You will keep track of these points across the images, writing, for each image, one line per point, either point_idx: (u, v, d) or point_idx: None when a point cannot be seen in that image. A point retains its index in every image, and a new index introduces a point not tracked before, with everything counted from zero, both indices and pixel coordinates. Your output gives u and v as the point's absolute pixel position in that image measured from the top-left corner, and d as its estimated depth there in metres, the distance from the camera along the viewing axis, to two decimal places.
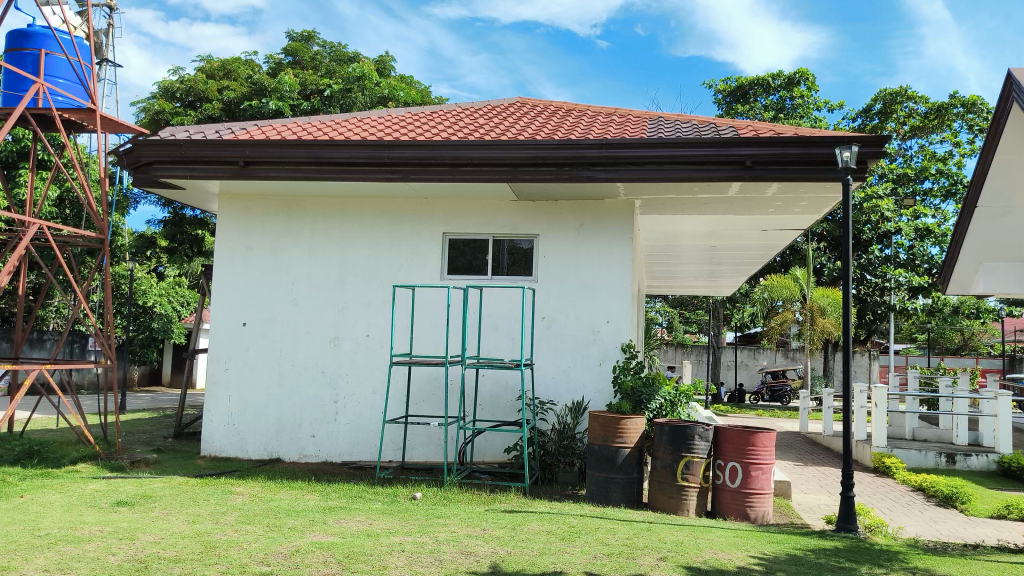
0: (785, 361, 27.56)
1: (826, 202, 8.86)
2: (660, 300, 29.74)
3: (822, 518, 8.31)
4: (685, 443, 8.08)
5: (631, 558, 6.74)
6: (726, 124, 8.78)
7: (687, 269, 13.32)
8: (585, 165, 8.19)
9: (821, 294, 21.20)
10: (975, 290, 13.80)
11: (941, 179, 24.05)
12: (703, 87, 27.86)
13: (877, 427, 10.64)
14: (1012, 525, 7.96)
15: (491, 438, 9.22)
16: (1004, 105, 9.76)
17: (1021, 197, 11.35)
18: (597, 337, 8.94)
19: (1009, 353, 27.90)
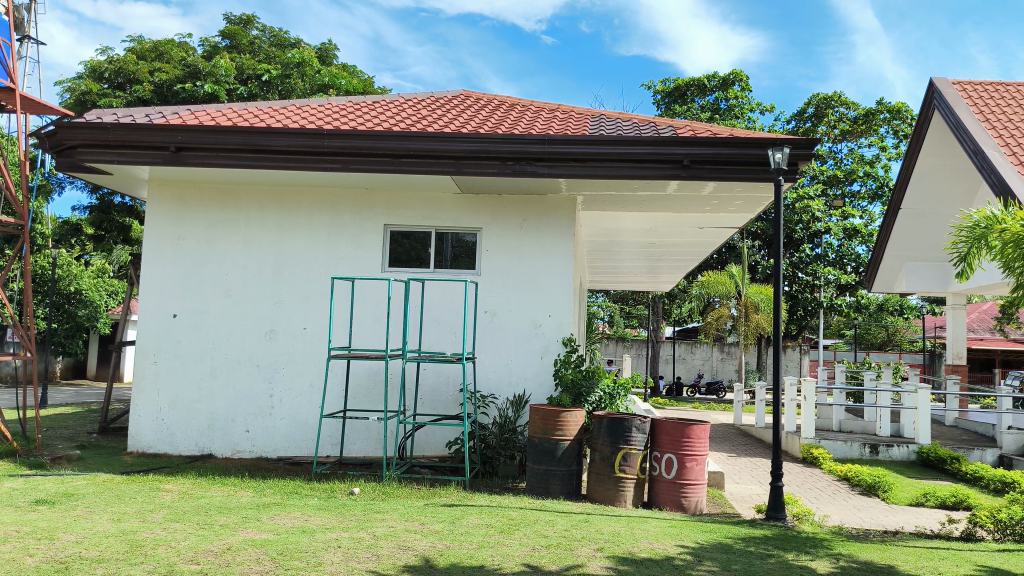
0: (720, 356, 28.23)
1: (760, 202, 9.12)
2: (600, 294, 30.18)
3: (752, 507, 8.56)
4: (624, 435, 8.21)
5: (569, 549, 6.81)
6: (666, 123, 8.93)
7: (626, 263, 13.52)
8: (529, 160, 8.21)
9: (755, 290, 21.81)
10: (897, 289, 14.41)
11: (868, 182, 25.03)
12: (643, 88, 28.36)
13: (806, 420, 11.02)
14: (929, 512, 8.38)
15: (432, 432, 9.18)
16: (926, 112, 10.92)
17: (944, 198, 12.03)
18: (538, 331, 8.98)
19: (928, 349, 29.36)
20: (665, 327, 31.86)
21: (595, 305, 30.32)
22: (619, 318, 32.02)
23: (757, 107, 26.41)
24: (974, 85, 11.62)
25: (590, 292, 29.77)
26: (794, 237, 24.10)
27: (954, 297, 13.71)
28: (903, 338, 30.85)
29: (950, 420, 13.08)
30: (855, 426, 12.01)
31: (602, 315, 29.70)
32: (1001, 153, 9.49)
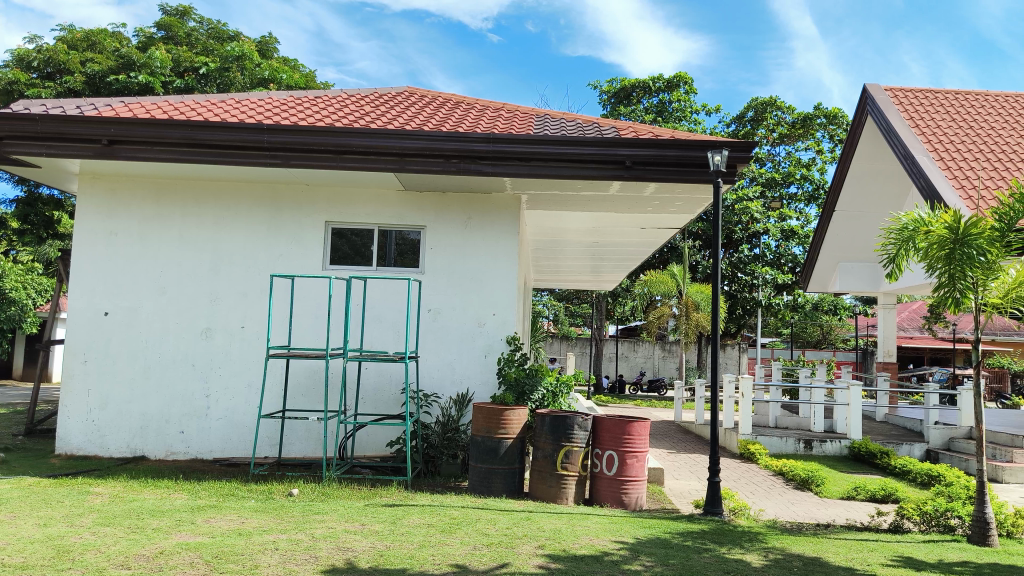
0: (662, 354, 28.78)
1: (700, 203, 9.29)
2: (547, 293, 30.36)
3: (691, 503, 8.71)
4: (566, 433, 8.26)
5: (510, 547, 6.83)
6: (609, 124, 9.02)
7: (570, 263, 13.62)
8: (473, 158, 8.18)
9: (696, 289, 22.09)
10: (832, 289, 14.79)
11: (805, 184, 25.68)
12: (591, 88, 28.65)
13: (744, 416, 11.26)
14: (860, 505, 8.63)
15: (374, 432, 9.11)
16: (860, 118, 11.35)
17: (875, 201, 12.44)
18: (482, 329, 8.98)
19: (862, 347, 30.28)
20: (611, 326, 32.23)
21: (540, 304, 30.45)
22: (565, 317, 32.26)
23: (701, 109, 26.88)
24: (906, 92, 12.00)
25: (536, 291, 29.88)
26: (734, 237, 24.55)
27: (885, 296, 14.07)
28: (838, 337, 31.71)
29: (881, 416, 13.50)
30: (791, 423, 12.32)
31: (548, 314, 29.87)
32: (929, 158, 9.85)
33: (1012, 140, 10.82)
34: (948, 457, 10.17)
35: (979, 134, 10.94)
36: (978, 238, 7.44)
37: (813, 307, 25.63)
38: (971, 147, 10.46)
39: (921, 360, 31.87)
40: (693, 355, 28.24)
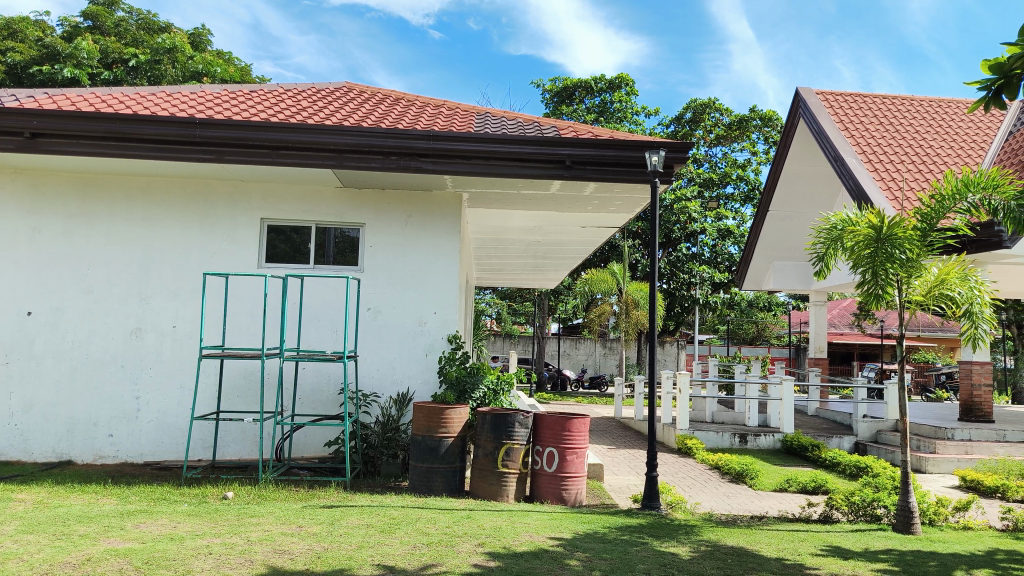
0: (603, 351, 29.41)
1: (638, 202, 9.43)
2: (489, 291, 30.56)
3: (630, 498, 8.84)
4: (506, 431, 8.28)
5: (450, 546, 6.82)
6: (550, 123, 9.07)
7: (513, 262, 13.68)
8: (413, 156, 8.12)
9: (636, 287, 22.30)
10: (766, 287, 15.13)
11: (740, 185, 26.29)
12: (533, 86, 28.76)
13: (681, 412, 11.51)
14: (792, 497, 8.89)
15: (312, 432, 8.99)
16: (793, 121, 11.82)
17: (806, 202, 12.89)
18: (423, 328, 8.93)
19: (795, 344, 31.26)
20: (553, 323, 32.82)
21: (482, 302, 30.55)
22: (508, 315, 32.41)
23: (641, 110, 27.29)
24: (836, 96, 12.39)
25: (479, 289, 29.85)
26: (672, 237, 25.16)
27: (816, 293, 14.37)
28: (773, 334, 32.66)
29: (813, 410, 13.93)
30: (726, 418, 12.63)
31: (491, 312, 29.85)
32: (858, 160, 10.22)
33: (935, 143, 11.30)
34: (875, 449, 10.57)
35: (904, 137, 11.38)
36: (901, 238, 7.74)
37: (750, 305, 26.33)
38: (895, 148, 10.91)
39: (850, 356, 33.09)
40: (633, 353, 28.82)
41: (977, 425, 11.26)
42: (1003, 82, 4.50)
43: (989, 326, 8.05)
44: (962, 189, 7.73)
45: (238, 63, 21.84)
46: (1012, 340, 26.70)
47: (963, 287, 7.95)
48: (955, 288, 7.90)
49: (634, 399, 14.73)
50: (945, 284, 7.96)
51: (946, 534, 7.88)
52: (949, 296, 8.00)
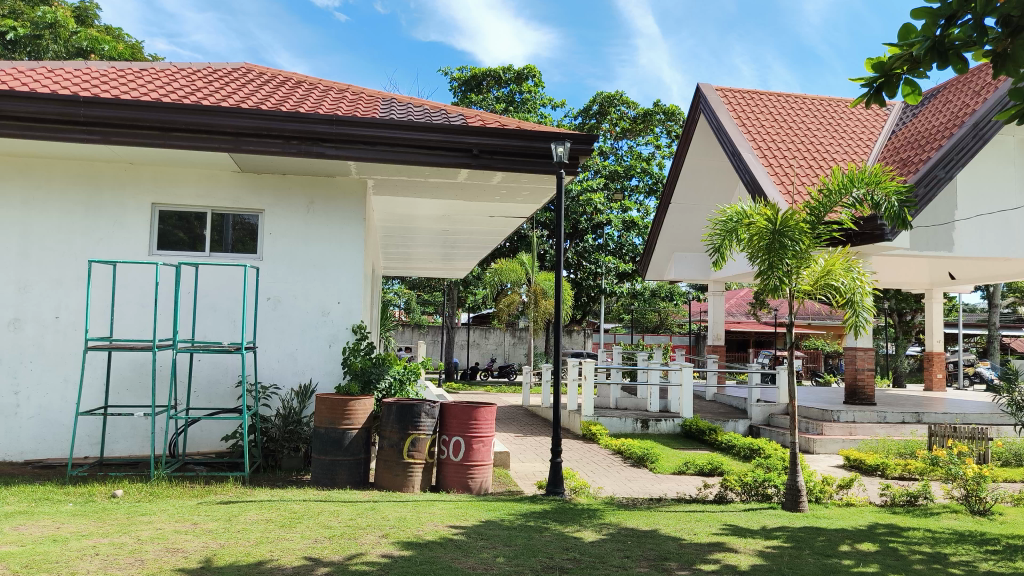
0: (512, 340, 29.85)
1: (545, 192, 9.51)
2: (399, 281, 30.43)
3: (534, 484, 8.96)
4: (412, 421, 8.19)
5: (353, 538, 6.73)
6: (457, 111, 9.01)
7: (420, 251, 13.58)
8: (315, 141, 7.91)
9: (544, 278, 22.83)
10: (667, 277, 15.60)
11: (645, 178, 26.70)
12: (440, 74, 28.59)
13: (586, 399, 11.76)
14: (690, 479, 9.22)
15: (209, 427, 8.70)
16: (694, 115, 12.31)
17: (706, 194, 13.44)
18: (327, 318, 8.75)
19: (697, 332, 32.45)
20: (462, 313, 33.08)
21: (391, 292, 30.37)
22: (416, 305, 32.18)
23: (549, 102, 27.57)
24: (735, 92, 12.86)
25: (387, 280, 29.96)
26: (579, 227, 25.60)
27: (714, 284, 15.03)
28: (674, 322, 33.75)
29: (710, 395, 14.54)
30: (630, 404, 12.99)
31: (400, 302, 29.55)
32: (754, 154, 10.74)
33: (824, 140, 11.93)
34: (769, 432, 11.09)
35: (796, 133, 11.94)
36: (792, 230, 8.10)
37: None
38: (786, 143, 11.47)
39: (746, 343, 34.71)
40: (540, 342, 29.35)
41: (860, 407, 11.97)
42: (883, 80, 5.06)
43: (869, 314, 8.48)
44: (847, 185, 8.15)
45: (129, 39, 20.86)
46: (891, 327, 28.63)
47: (847, 278, 8.34)
48: (839, 279, 8.30)
49: (541, 388, 14.89)
50: (830, 274, 8.35)
51: (831, 511, 8.35)
52: (833, 286, 8.38)
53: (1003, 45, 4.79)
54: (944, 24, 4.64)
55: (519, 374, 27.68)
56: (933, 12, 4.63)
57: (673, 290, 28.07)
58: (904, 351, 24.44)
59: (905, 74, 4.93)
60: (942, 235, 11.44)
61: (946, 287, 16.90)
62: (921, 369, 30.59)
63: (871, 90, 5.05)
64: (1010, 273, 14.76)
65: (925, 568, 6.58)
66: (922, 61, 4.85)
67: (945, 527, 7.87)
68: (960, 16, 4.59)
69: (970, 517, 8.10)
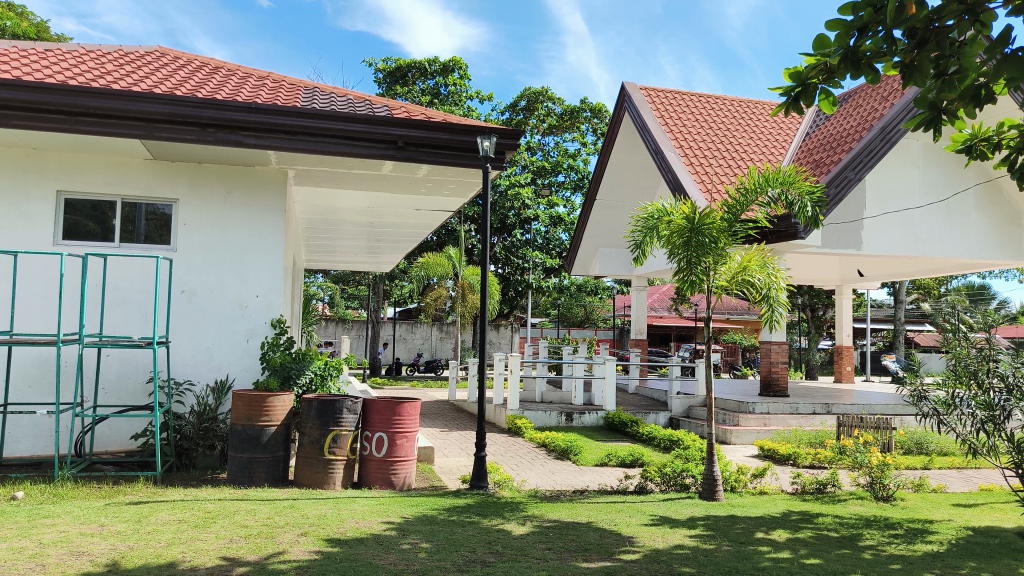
0: (439, 335, 30.04)
1: (471, 186, 9.48)
2: (322, 274, 29.96)
3: (458, 479, 8.95)
4: (333, 417, 7.99)
5: (270, 537, 6.56)
6: (382, 103, 8.88)
7: (345, 243, 13.38)
8: (233, 129, 7.66)
9: (470, 271, 22.78)
10: (592, 272, 15.84)
11: (571, 174, 27.04)
12: (365, 65, 28.18)
13: (511, 392, 11.83)
14: (612, 471, 9.37)
15: (118, 425, 8.35)
16: (619, 113, 12.53)
17: (630, 190, 13.72)
18: (244, 312, 8.51)
19: (622, 326, 33.08)
20: (388, 308, 32.94)
21: (314, 286, 29.93)
22: (342, 300, 31.78)
23: (475, 95, 27.49)
24: (659, 92, 13.15)
25: (310, 274, 29.50)
26: (507, 222, 25.68)
27: (637, 279, 15.35)
28: (600, 317, 34.29)
29: (633, 388, 14.87)
30: (555, 397, 13.13)
31: (323, 297, 29.17)
32: (676, 153, 11.01)
33: (743, 140, 12.31)
34: (688, 424, 11.38)
35: (717, 133, 12.29)
36: (709, 227, 8.32)
37: (578, 289, 27.52)
38: (706, 142, 11.80)
39: (668, 337, 35.63)
40: (467, 336, 29.42)
41: (774, 399, 12.43)
42: (800, 88, 5.26)
43: (783, 309, 8.77)
44: (762, 184, 8.41)
45: (33, 16, 19.82)
46: (805, 322, 29.82)
47: (762, 273, 8.60)
48: (754, 275, 8.55)
49: (467, 382, 14.89)
50: (746, 270, 8.61)
51: (745, 499, 8.62)
52: (749, 281, 8.65)
53: (908, 55, 5.07)
54: (857, 35, 4.83)
55: (445, 368, 27.62)
56: (847, 24, 4.83)
57: (598, 284, 28.44)
58: (816, 344, 25.48)
59: (821, 84, 5.15)
60: (852, 233, 11.97)
61: (856, 284, 17.66)
62: (831, 362, 32.02)
63: (790, 99, 5.24)
64: (914, 271, 15.59)
65: (833, 552, 6.86)
66: (836, 71, 5.08)
67: (851, 513, 8.23)
68: (871, 30, 4.79)
69: (875, 503, 8.50)
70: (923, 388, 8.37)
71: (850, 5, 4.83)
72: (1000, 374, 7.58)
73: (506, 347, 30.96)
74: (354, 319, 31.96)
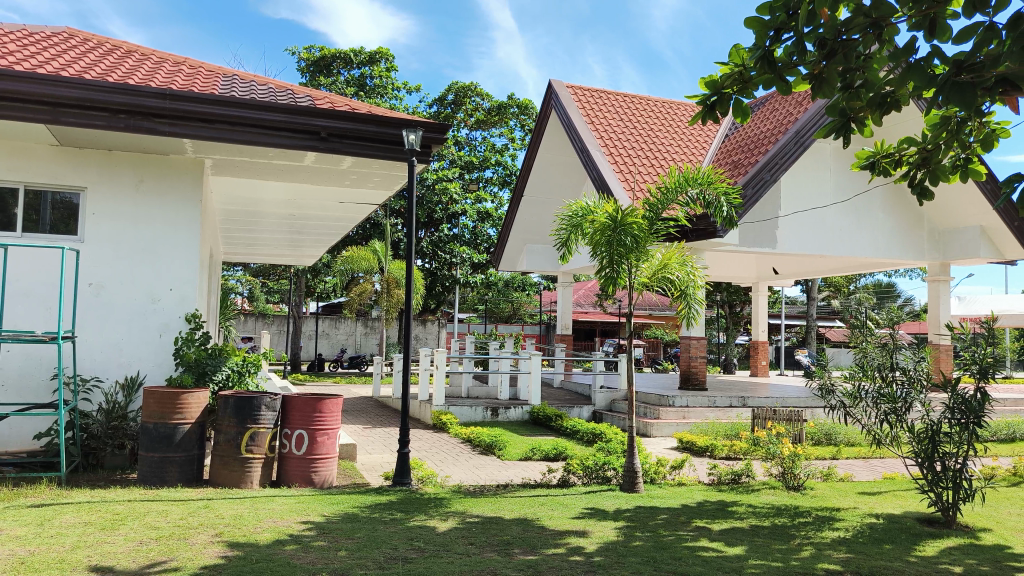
0: (363, 330, 29.88)
1: (397, 179, 9.38)
2: (242, 268, 29.24)
3: (381, 475, 8.88)
4: (251, 415, 7.78)
5: (183, 539, 6.35)
6: (304, 93, 8.70)
7: (265, 236, 13.06)
8: (145, 115, 7.34)
9: (396, 266, 22.70)
10: (519, 268, 15.95)
11: (499, 170, 27.09)
12: (288, 53, 27.51)
13: (437, 388, 11.82)
14: (535, 465, 9.46)
15: (21, 424, 7.95)
16: (545, 112, 12.67)
17: (557, 188, 13.89)
18: (157, 305, 8.20)
19: (548, 322, 33.45)
20: (312, 303, 32.46)
21: (233, 280, 29.18)
22: (262, 293, 31.08)
23: (402, 87, 27.23)
24: (586, 91, 13.33)
25: (228, 267, 28.73)
26: (434, 217, 25.58)
27: (564, 275, 15.53)
28: (527, 313, 34.65)
29: (558, 382, 15.03)
30: (482, 393, 13.19)
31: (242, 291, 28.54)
32: (601, 152, 11.18)
33: (666, 141, 12.60)
34: (611, 417, 11.68)
35: (641, 133, 12.54)
36: (629, 225, 8.48)
37: (506, 285, 27.64)
38: (630, 141, 12.03)
39: (593, 332, 36.22)
40: (392, 332, 29.25)
41: (693, 393, 12.79)
42: (715, 98, 5.41)
43: (700, 306, 9.03)
44: (681, 183, 8.63)
45: None
46: (723, 317, 30.82)
47: (681, 271, 8.82)
48: (674, 273, 8.75)
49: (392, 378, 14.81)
50: (666, 267, 8.80)
51: (664, 490, 8.84)
52: (669, 278, 8.85)
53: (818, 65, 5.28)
54: (772, 36, 5.01)
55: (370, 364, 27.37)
56: (764, 24, 5.00)
57: (525, 280, 28.64)
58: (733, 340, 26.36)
59: (736, 93, 5.35)
60: (767, 232, 12.39)
61: (771, 282, 18.31)
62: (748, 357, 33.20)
63: (707, 107, 5.37)
64: (826, 270, 16.29)
65: (745, 540, 7.11)
66: (750, 81, 5.29)
67: (764, 502, 8.56)
68: (784, 33, 4.97)
69: (787, 492, 8.87)
70: (831, 380, 8.73)
71: (766, 6, 5.02)
72: (902, 367, 8.00)
73: (434, 343, 30.91)
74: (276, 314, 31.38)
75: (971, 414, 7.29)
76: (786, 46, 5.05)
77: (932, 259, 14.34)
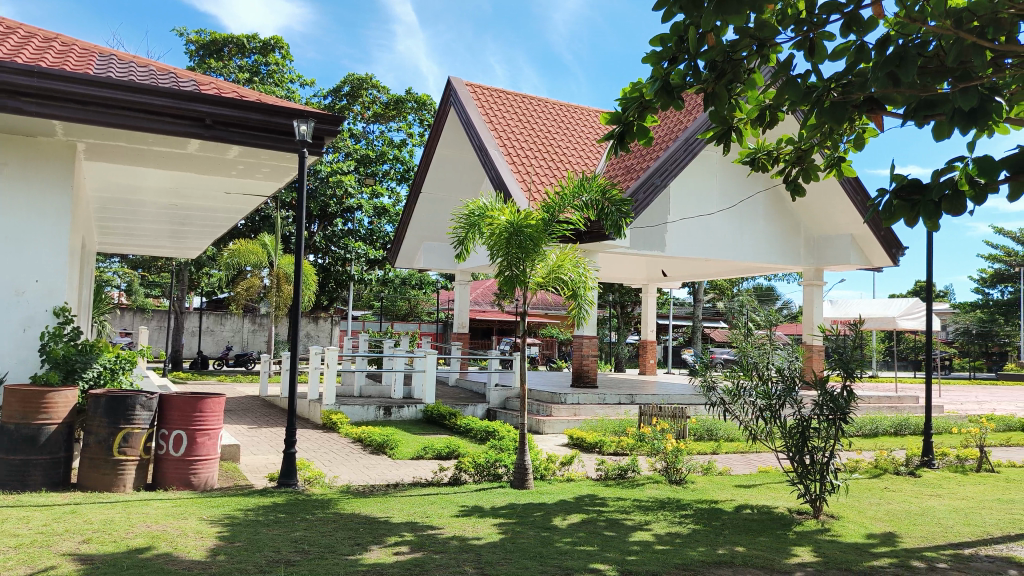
0: (251, 326, 28.93)
1: (287, 171, 9.14)
2: (120, 260, 27.70)
3: (265, 477, 8.66)
4: (124, 415, 7.40)
5: (46, 546, 5.96)
6: (188, 77, 8.33)
7: (145, 226, 12.43)
8: (11, 93, 6.81)
9: (286, 261, 22.08)
10: (415, 265, 15.87)
11: (397, 165, 26.69)
12: (174, 34, 26.23)
13: (327, 387, 11.59)
14: (426, 463, 9.45)
15: None
16: (444, 109, 12.66)
17: (456, 186, 13.91)
18: (21, 298, 7.66)
19: (444, 320, 33.45)
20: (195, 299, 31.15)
21: (109, 271, 27.59)
22: (140, 286, 29.47)
23: (297, 77, 26.52)
24: (486, 90, 13.39)
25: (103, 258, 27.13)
26: (329, 211, 25.04)
27: (461, 273, 15.59)
28: (422, 310, 34.56)
29: (451, 381, 15.09)
30: (375, 391, 13.06)
31: (119, 285, 27.06)
32: (500, 152, 11.29)
33: (562, 144, 12.85)
34: (504, 415, 11.84)
35: (539, 135, 12.75)
36: (523, 226, 8.59)
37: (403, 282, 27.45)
38: (528, 143, 12.20)
39: (489, 330, 36.53)
40: (282, 329, 28.48)
41: (585, 390, 13.12)
42: (621, 130, 5.58)
43: (590, 307, 9.24)
44: (573, 186, 8.83)
45: None
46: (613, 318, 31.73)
47: (573, 272, 9.03)
48: (566, 273, 8.96)
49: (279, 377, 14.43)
50: (559, 268, 8.98)
51: (553, 486, 9.03)
52: (561, 278, 9.04)
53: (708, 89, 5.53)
54: (668, 65, 5.22)
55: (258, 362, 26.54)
56: (659, 56, 5.23)
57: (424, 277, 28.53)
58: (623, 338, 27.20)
59: (640, 121, 5.51)
60: (658, 236, 12.83)
61: (660, 283, 18.99)
62: (637, 356, 34.31)
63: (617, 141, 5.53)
64: (713, 272, 17.05)
65: (626, 534, 7.37)
66: (650, 106, 5.47)
67: (647, 496, 8.89)
68: (679, 60, 5.18)
69: (669, 486, 9.24)
70: (711, 379, 8.88)
71: (658, 39, 5.26)
72: (777, 367, 8.45)
73: (327, 340, 30.31)
74: (156, 308, 29.85)
75: (836, 411, 7.77)
76: (681, 74, 5.27)
77: (807, 263, 15.29)
